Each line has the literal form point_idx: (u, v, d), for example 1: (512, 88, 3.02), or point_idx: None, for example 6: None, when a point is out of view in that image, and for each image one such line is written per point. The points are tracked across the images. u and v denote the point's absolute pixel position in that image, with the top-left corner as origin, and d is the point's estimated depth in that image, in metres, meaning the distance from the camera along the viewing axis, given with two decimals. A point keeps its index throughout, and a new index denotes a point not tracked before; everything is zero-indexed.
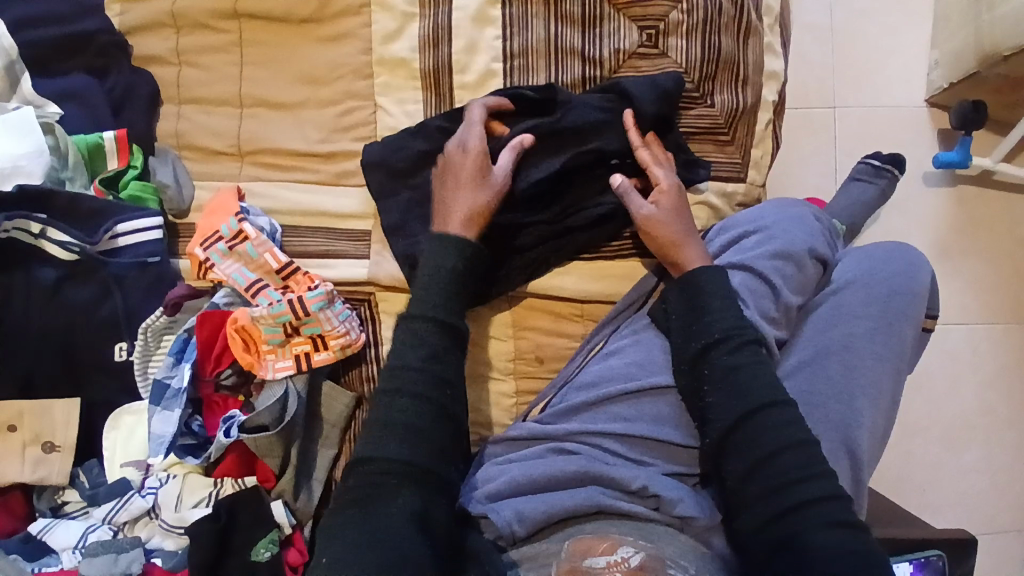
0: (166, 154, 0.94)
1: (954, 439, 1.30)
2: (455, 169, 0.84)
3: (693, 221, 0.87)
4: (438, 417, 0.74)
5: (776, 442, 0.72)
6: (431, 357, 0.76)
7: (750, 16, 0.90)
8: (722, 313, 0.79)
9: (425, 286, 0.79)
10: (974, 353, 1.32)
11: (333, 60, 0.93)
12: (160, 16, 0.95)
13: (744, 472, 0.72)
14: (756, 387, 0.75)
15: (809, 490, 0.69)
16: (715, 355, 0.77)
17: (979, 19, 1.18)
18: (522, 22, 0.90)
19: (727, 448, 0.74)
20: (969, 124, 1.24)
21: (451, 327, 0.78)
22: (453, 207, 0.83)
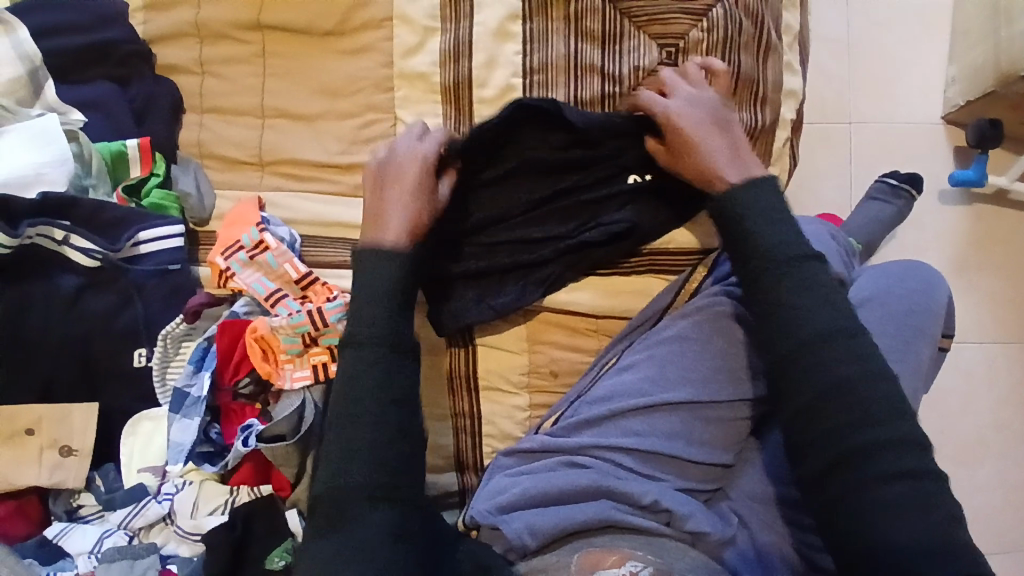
0: (189, 163, 0.96)
1: (968, 455, 1.29)
2: (392, 176, 0.80)
3: (721, 128, 0.80)
4: (397, 440, 0.72)
5: (832, 380, 0.67)
6: (386, 378, 0.73)
7: (770, 35, 0.89)
8: (768, 237, 0.74)
9: (366, 307, 0.75)
10: (989, 369, 1.31)
11: (353, 73, 0.95)
12: (184, 27, 0.96)
13: (809, 404, 0.67)
14: (803, 323, 0.69)
15: (864, 433, 0.65)
16: (768, 287, 0.72)
17: (997, 35, 1.18)
18: (542, 38, 0.91)
19: (787, 388, 0.69)
20: (986, 142, 1.24)
21: (401, 345, 0.75)
22: (388, 215, 0.79)
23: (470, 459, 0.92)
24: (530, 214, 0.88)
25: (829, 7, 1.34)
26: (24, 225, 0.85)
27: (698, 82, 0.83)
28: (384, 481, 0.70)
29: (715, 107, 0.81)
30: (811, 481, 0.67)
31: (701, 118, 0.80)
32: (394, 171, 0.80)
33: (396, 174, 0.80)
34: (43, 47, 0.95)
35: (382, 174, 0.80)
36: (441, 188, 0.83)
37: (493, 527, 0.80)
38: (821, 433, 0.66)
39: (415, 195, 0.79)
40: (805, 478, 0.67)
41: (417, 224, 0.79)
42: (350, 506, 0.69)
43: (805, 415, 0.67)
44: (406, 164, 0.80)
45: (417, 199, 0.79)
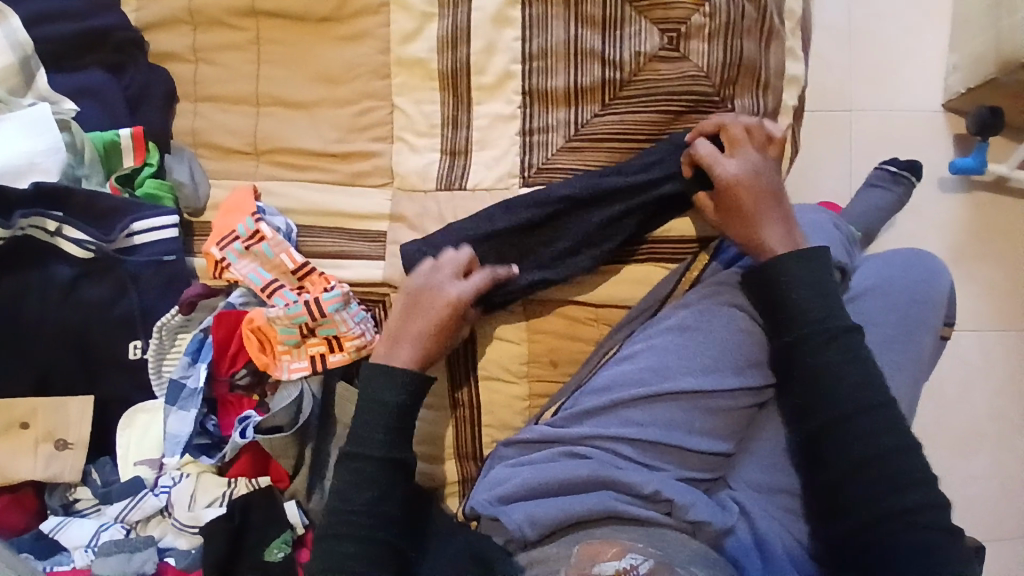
0: (182, 152, 0.94)
1: (965, 444, 1.29)
2: (421, 304, 0.80)
3: (779, 205, 0.80)
4: (384, 555, 0.75)
5: (872, 450, 0.71)
6: (379, 498, 0.76)
7: (773, 19, 0.88)
8: (806, 308, 0.75)
9: (363, 423, 0.78)
10: (986, 359, 1.31)
11: (350, 60, 0.93)
12: (177, 13, 0.94)
13: (850, 471, 0.71)
14: (844, 396, 0.72)
15: (898, 500, 0.70)
16: (805, 355, 0.74)
17: (998, 24, 1.18)
18: (541, 23, 0.89)
19: (831, 453, 0.73)
20: (986, 130, 1.24)
21: (398, 464, 0.77)
22: (404, 340, 0.79)
23: (470, 450, 0.91)
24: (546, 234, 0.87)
25: None
26: (16, 214, 0.83)
27: (761, 148, 0.82)
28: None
29: (772, 188, 0.80)
30: (840, 536, 0.73)
31: (766, 188, 0.80)
32: (425, 301, 0.80)
33: (428, 309, 0.80)
34: (34, 33, 0.93)
35: (413, 302, 0.80)
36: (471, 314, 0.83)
37: (493, 518, 0.79)
38: (858, 496, 0.71)
39: (435, 331, 0.79)
40: (831, 525, 0.74)
41: (430, 351, 0.79)
42: None
43: (842, 480, 0.72)
44: (435, 301, 0.80)
45: (436, 334, 0.79)
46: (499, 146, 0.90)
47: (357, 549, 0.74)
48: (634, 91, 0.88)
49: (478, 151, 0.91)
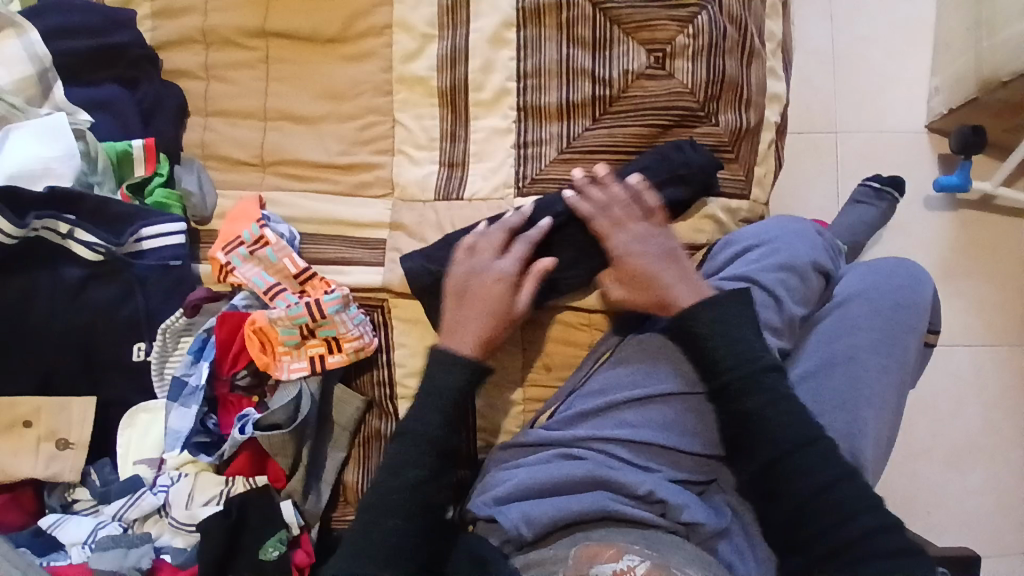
0: (192, 162, 0.98)
1: (960, 459, 1.32)
2: (470, 288, 0.85)
3: (670, 260, 0.86)
4: (423, 535, 0.78)
5: (818, 479, 0.73)
6: (427, 479, 0.80)
7: (753, 40, 0.93)
8: (728, 353, 0.80)
9: (421, 407, 0.83)
10: (977, 373, 1.35)
11: (355, 77, 0.98)
12: (191, 33, 1.00)
13: (807, 498, 0.73)
14: (774, 432, 0.76)
15: (859, 522, 0.71)
16: (736, 399, 0.78)
17: (980, 45, 1.21)
18: (536, 44, 0.94)
19: (783, 485, 0.74)
20: (970, 148, 1.28)
21: (449, 449, 0.82)
22: (461, 327, 0.85)
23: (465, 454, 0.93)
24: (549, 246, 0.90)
25: (813, 22, 1.40)
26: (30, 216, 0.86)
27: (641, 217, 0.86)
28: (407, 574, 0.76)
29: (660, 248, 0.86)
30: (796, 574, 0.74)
31: (659, 250, 0.86)
32: (474, 283, 0.85)
33: (482, 298, 0.84)
34: (54, 48, 0.98)
35: (464, 291, 0.85)
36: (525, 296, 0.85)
37: (490, 519, 0.80)
38: (818, 525, 0.72)
39: (488, 309, 0.84)
40: (802, 560, 0.73)
41: (487, 332, 0.84)
42: None
43: (800, 512, 0.73)
44: (484, 289, 0.84)
45: (489, 312, 0.84)
46: (495, 158, 0.95)
47: (399, 528, 0.77)
48: (622, 106, 0.92)
49: (475, 163, 0.95)
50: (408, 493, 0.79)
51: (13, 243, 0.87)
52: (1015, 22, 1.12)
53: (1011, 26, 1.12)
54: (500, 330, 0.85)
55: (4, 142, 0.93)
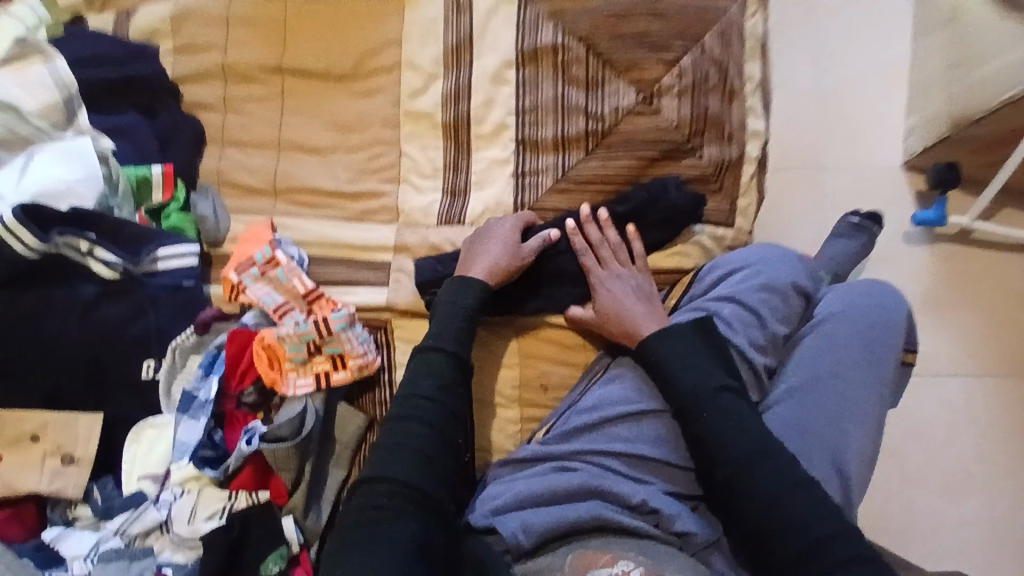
0: (207, 189, 1.03)
1: (953, 488, 1.36)
2: (488, 232, 0.94)
3: (641, 296, 0.93)
4: (444, 447, 0.82)
5: (774, 487, 0.75)
6: (443, 388, 0.85)
7: (733, 81, 1.00)
8: (681, 374, 0.84)
9: (441, 323, 0.89)
10: (966, 402, 1.39)
11: (364, 111, 1.05)
12: (209, 69, 1.07)
13: (766, 516, 0.75)
14: (726, 446, 0.79)
15: (812, 531, 0.72)
16: (693, 419, 0.82)
17: (955, 86, 1.30)
18: (534, 83, 1.02)
19: (737, 494, 0.77)
20: (946, 183, 1.38)
21: (463, 363, 0.87)
22: (478, 261, 0.93)
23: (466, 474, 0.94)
24: (545, 269, 0.97)
25: (791, 67, 1.50)
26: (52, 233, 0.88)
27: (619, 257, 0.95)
28: (423, 484, 0.78)
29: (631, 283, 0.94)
30: None
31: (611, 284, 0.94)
32: (492, 228, 0.95)
33: (495, 240, 0.93)
34: (79, 77, 1.03)
35: (484, 231, 0.95)
36: (533, 242, 0.94)
37: (488, 530, 0.82)
38: (776, 538, 0.74)
39: (505, 246, 0.93)
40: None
41: (503, 269, 0.92)
42: (381, 508, 0.76)
43: (758, 521, 0.75)
44: (502, 229, 0.94)
45: (506, 249, 0.93)
46: (495, 187, 1.01)
47: (419, 433, 0.81)
48: (614, 140, 0.99)
49: (476, 191, 1.01)
50: (433, 401, 0.83)
51: (33, 257, 0.88)
52: (995, 58, 1.22)
53: (990, 64, 1.22)
54: (514, 267, 0.93)
55: (28, 164, 0.98)
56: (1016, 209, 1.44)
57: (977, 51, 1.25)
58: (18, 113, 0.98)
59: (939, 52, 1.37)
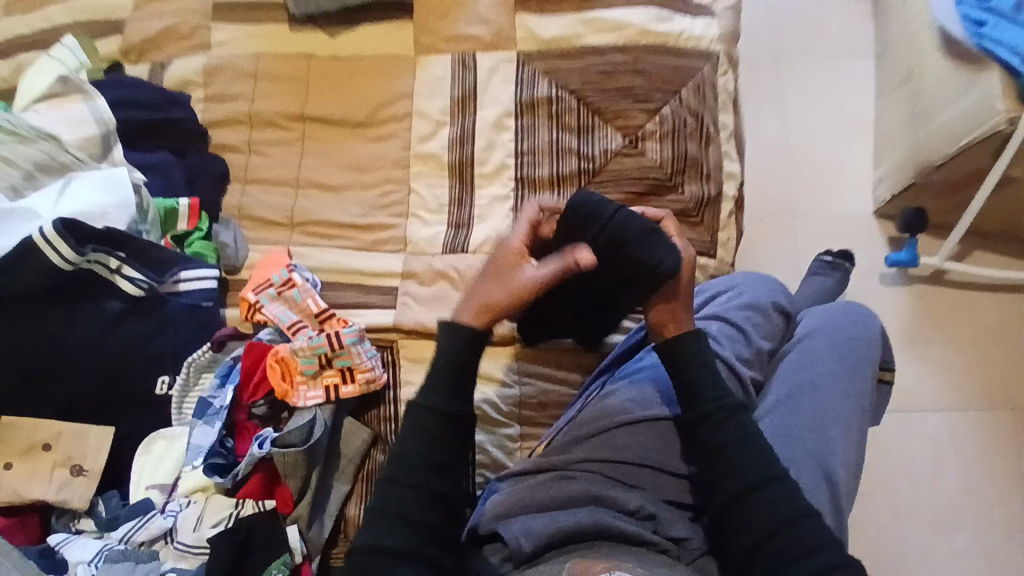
0: (229, 222, 1.12)
1: (945, 521, 1.38)
2: (487, 265, 0.91)
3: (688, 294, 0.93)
4: (433, 506, 0.81)
5: (787, 510, 0.77)
6: (432, 446, 0.83)
7: (708, 128, 1.12)
8: (709, 390, 0.86)
9: (434, 378, 0.86)
10: (951, 436, 1.44)
11: (377, 154, 1.16)
12: (237, 116, 1.18)
13: (761, 540, 0.76)
14: (740, 470, 0.81)
15: (808, 544, 0.75)
16: (710, 430, 0.84)
17: (915, 135, 1.45)
18: (531, 130, 1.14)
19: (728, 510, 0.80)
20: (914, 228, 1.49)
21: (456, 419, 0.84)
22: (471, 300, 0.89)
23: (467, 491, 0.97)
24: None
25: (763, 126, 1.65)
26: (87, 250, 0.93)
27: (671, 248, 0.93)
28: (413, 544, 0.78)
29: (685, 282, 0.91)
30: None
31: (646, 259, 0.88)
32: (492, 260, 0.91)
33: (497, 264, 0.90)
34: (116, 115, 1.13)
35: (485, 265, 0.92)
36: (529, 270, 0.89)
37: (492, 536, 0.86)
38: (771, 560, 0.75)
39: (497, 280, 0.89)
40: None
41: (491, 306, 0.87)
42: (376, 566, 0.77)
43: (755, 533, 0.77)
44: (498, 260, 0.90)
45: (498, 284, 0.88)
46: (496, 220, 1.10)
47: (408, 495, 0.80)
48: (604, 177, 1.10)
49: (478, 224, 1.10)
50: (425, 455, 0.82)
51: (66, 270, 0.92)
52: (945, 109, 1.35)
53: (943, 114, 1.35)
54: (503, 301, 0.87)
55: (66, 186, 1.03)
56: (984, 252, 1.54)
57: (933, 105, 1.38)
58: (58, 143, 1.09)
59: (900, 109, 1.53)
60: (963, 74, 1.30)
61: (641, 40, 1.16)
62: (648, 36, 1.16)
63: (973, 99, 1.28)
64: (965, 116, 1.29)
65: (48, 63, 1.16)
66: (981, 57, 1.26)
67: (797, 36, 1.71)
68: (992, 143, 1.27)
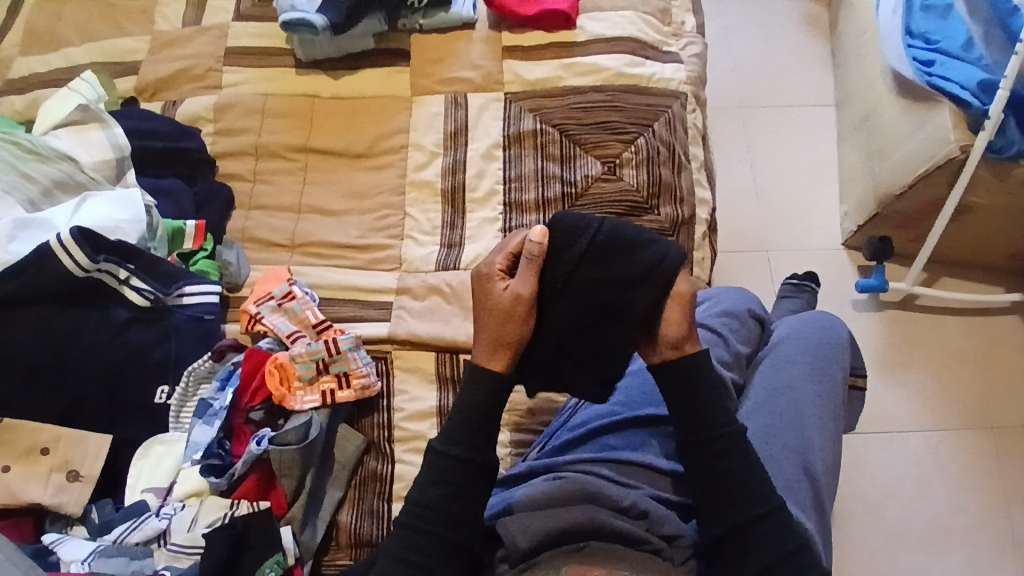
0: (234, 244, 1.18)
1: (934, 542, 1.40)
2: (480, 298, 0.87)
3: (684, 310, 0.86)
4: (452, 551, 0.82)
5: (785, 548, 0.81)
6: (452, 494, 0.83)
7: (680, 157, 1.23)
8: (714, 417, 0.86)
9: (452, 423, 0.86)
10: (934, 458, 1.47)
11: (375, 182, 1.24)
12: (245, 148, 1.27)
13: (759, 562, 0.81)
14: (751, 504, 0.83)
15: (787, 550, 0.81)
16: (724, 459, 0.85)
17: (874, 170, 1.57)
18: (519, 159, 1.24)
19: (725, 516, 0.83)
20: (880, 255, 1.56)
21: (482, 466, 0.85)
22: (479, 340, 0.86)
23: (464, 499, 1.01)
24: None
25: (733, 165, 1.78)
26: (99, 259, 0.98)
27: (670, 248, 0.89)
28: None
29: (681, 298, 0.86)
30: None
31: (650, 259, 0.85)
32: (483, 292, 0.86)
33: (484, 298, 0.86)
34: (131, 143, 1.22)
35: (479, 298, 0.87)
36: (519, 297, 0.84)
37: (491, 532, 0.88)
38: (753, 561, 0.81)
39: (494, 315, 0.85)
40: None
41: (503, 346, 0.85)
42: None
43: (747, 543, 0.82)
44: (487, 292, 0.86)
45: (497, 321, 0.84)
46: (485, 240, 1.17)
47: (427, 542, 0.82)
48: (586, 200, 1.19)
49: (469, 243, 1.18)
50: (447, 501, 0.83)
51: (77, 277, 0.98)
52: (899, 146, 1.48)
53: (898, 149, 1.48)
54: (508, 339, 0.85)
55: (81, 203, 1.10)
56: (950, 278, 1.63)
57: (889, 141, 1.52)
58: (75, 164, 1.16)
59: (859, 148, 1.66)
60: (916, 111, 1.44)
61: (617, 82, 1.28)
62: (623, 78, 1.29)
63: (925, 133, 1.42)
64: (921, 148, 1.42)
65: (67, 94, 1.25)
66: (932, 94, 1.40)
67: (761, 85, 1.87)
68: (948, 170, 1.39)
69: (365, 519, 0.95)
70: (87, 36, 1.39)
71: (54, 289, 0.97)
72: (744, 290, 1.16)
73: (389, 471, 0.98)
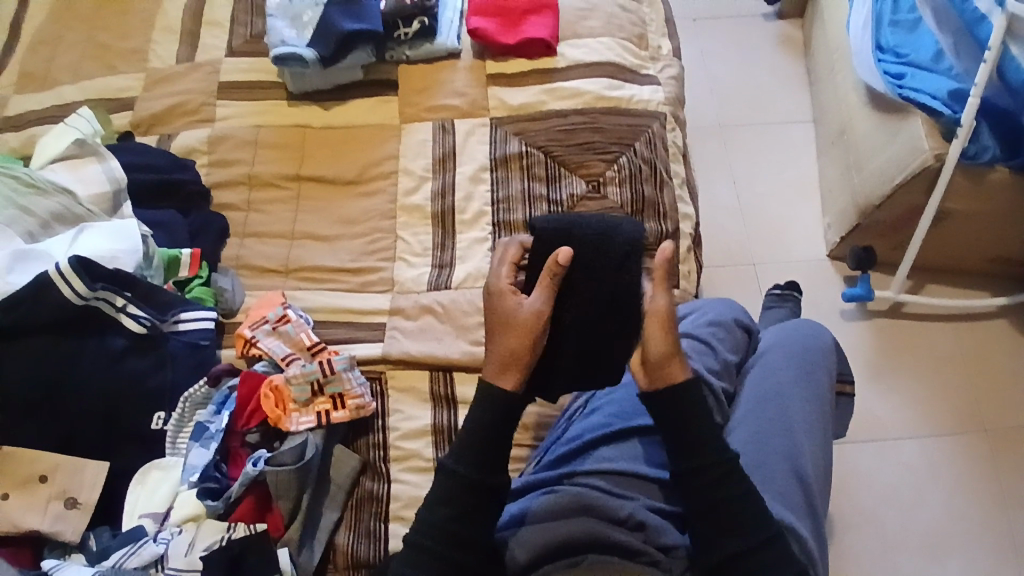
0: (228, 271, 1.20)
1: (935, 550, 1.40)
2: (494, 313, 0.86)
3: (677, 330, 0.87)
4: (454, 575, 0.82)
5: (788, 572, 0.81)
6: (461, 516, 0.83)
7: (662, 173, 1.27)
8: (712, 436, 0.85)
9: (459, 446, 0.85)
10: (930, 466, 1.48)
11: (366, 207, 1.28)
12: (239, 178, 1.30)
13: (744, 548, 0.81)
14: (755, 527, 0.82)
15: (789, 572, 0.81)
16: (728, 481, 0.84)
17: (852, 181, 1.62)
18: (507, 181, 1.27)
19: (722, 528, 0.83)
20: (865, 263, 1.59)
21: (477, 487, 0.84)
22: (493, 356, 0.85)
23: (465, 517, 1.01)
24: None
25: (715, 181, 1.84)
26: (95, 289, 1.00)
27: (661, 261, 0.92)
28: None
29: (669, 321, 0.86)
30: None
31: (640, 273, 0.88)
32: (496, 307, 0.86)
33: (498, 313, 0.86)
34: (127, 176, 1.25)
35: (494, 313, 0.86)
36: (532, 309, 0.85)
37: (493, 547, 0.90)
38: (751, 568, 0.81)
39: (509, 329, 0.84)
40: None
41: (518, 361, 0.84)
42: None
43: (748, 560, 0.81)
44: (503, 306, 0.86)
45: (513, 334, 0.84)
46: (475, 259, 1.20)
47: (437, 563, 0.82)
48: None
49: (460, 263, 1.20)
50: (448, 525, 0.83)
51: (76, 304, 1.00)
52: (874, 157, 1.54)
53: (874, 161, 1.54)
54: (524, 355, 0.84)
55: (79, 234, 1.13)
56: (936, 285, 1.67)
57: (866, 154, 1.57)
58: (73, 198, 1.19)
59: (838, 160, 1.71)
60: (889, 122, 1.51)
61: (598, 104, 1.33)
62: (604, 101, 1.34)
63: (899, 142, 1.48)
64: (896, 159, 1.48)
65: (64, 129, 1.27)
66: (904, 106, 1.47)
67: (739, 104, 1.94)
68: (924, 179, 1.44)
69: (362, 540, 0.95)
70: (83, 75, 1.44)
71: (52, 320, 0.99)
72: (728, 300, 1.19)
73: (385, 490, 0.98)
